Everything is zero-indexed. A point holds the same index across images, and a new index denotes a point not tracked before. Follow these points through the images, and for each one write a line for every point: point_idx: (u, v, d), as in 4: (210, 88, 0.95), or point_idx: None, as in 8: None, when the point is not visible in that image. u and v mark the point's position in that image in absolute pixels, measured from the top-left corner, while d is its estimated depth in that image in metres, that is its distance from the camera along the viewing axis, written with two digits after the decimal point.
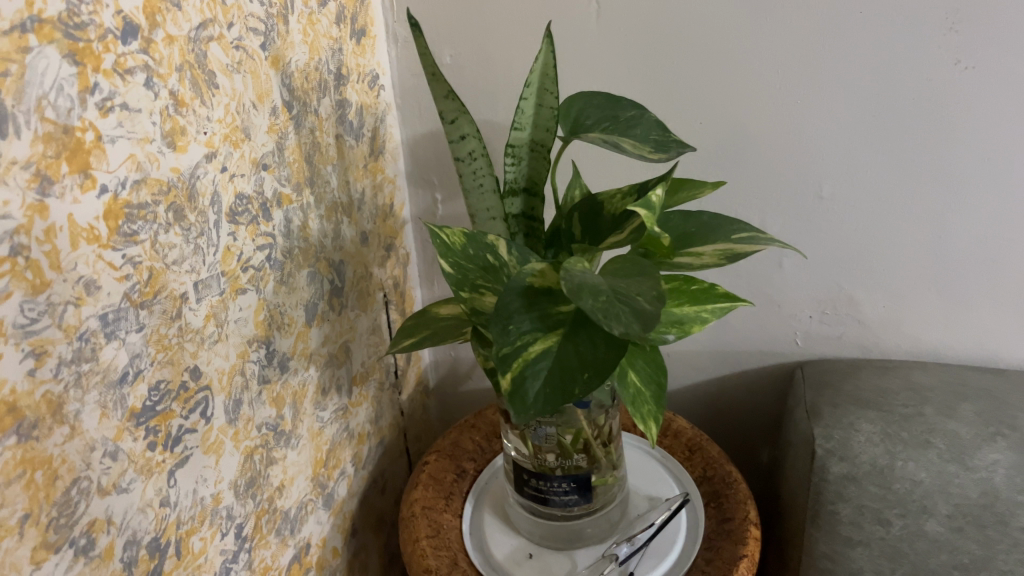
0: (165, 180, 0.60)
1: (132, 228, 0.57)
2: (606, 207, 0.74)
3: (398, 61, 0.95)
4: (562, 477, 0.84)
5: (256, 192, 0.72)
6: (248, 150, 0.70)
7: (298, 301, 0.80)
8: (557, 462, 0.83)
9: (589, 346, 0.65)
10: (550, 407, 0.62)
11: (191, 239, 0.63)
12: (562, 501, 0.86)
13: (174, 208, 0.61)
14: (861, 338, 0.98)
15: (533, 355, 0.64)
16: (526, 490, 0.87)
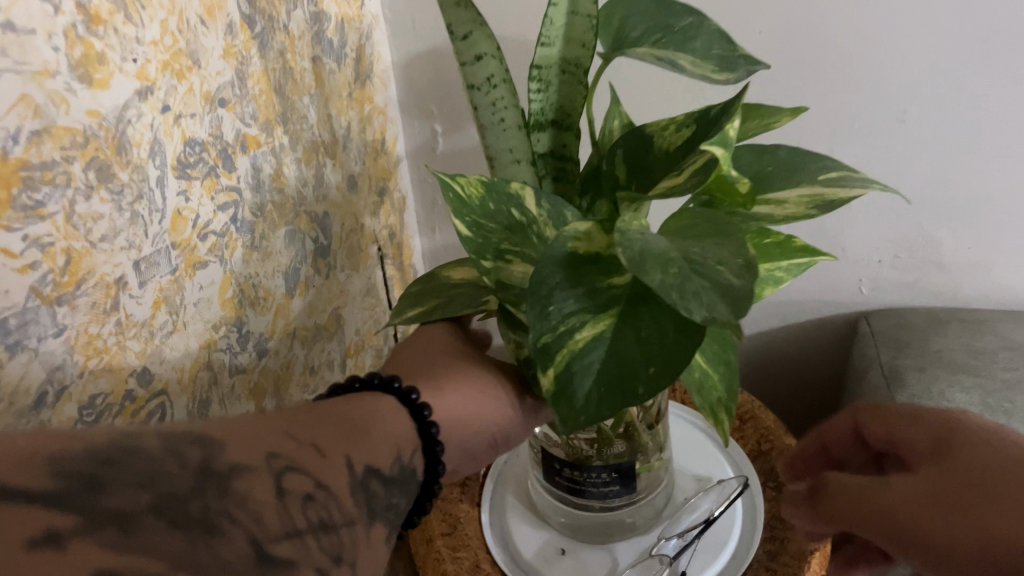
0: (79, 129, 0.44)
1: (35, 198, 0.41)
2: (656, 141, 0.57)
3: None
4: (602, 467, 0.70)
5: (212, 135, 0.55)
6: (198, 78, 0.53)
7: (275, 268, 0.65)
8: (594, 450, 0.69)
9: (654, 330, 0.49)
10: (604, 414, 0.48)
11: (126, 206, 0.48)
12: (601, 493, 0.72)
13: (96, 166, 0.45)
14: (940, 284, 0.84)
15: (582, 344, 0.49)
16: (559, 481, 0.73)
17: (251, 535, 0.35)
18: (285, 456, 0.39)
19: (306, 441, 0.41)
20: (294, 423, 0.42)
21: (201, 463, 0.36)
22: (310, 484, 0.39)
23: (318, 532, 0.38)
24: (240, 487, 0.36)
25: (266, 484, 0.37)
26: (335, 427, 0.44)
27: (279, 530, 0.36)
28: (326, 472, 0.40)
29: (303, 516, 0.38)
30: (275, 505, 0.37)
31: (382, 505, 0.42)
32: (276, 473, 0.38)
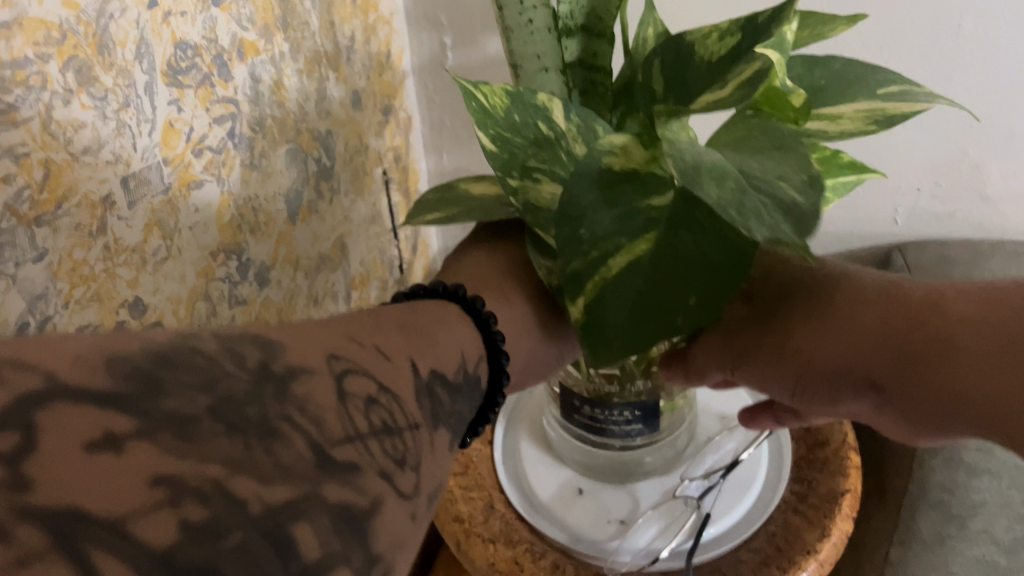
0: (55, 22, 0.38)
1: (6, 101, 0.36)
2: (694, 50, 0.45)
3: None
4: (623, 404, 0.66)
5: (207, 34, 0.49)
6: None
7: (277, 190, 0.60)
8: (616, 387, 0.65)
9: (703, 250, 0.40)
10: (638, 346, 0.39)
11: (110, 114, 0.42)
12: (622, 432, 0.68)
13: (75, 67, 0.39)
14: (980, 212, 0.79)
15: (616, 273, 0.40)
16: (578, 419, 0.69)
17: (310, 436, 0.29)
18: (345, 358, 0.34)
19: (368, 343, 0.36)
20: (353, 325, 0.37)
21: (259, 363, 0.30)
22: (373, 387, 0.33)
23: (382, 437, 0.32)
24: (307, 390, 0.30)
25: (330, 388, 0.31)
26: (397, 334, 0.39)
27: (348, 433, 0.30)
28: (388, 376, 0.35)
29: (368, 415, 0.32)
30: (337, 403, 0.31)
31: (444, 410, 0.37)
32: (337, 373, 0.32)
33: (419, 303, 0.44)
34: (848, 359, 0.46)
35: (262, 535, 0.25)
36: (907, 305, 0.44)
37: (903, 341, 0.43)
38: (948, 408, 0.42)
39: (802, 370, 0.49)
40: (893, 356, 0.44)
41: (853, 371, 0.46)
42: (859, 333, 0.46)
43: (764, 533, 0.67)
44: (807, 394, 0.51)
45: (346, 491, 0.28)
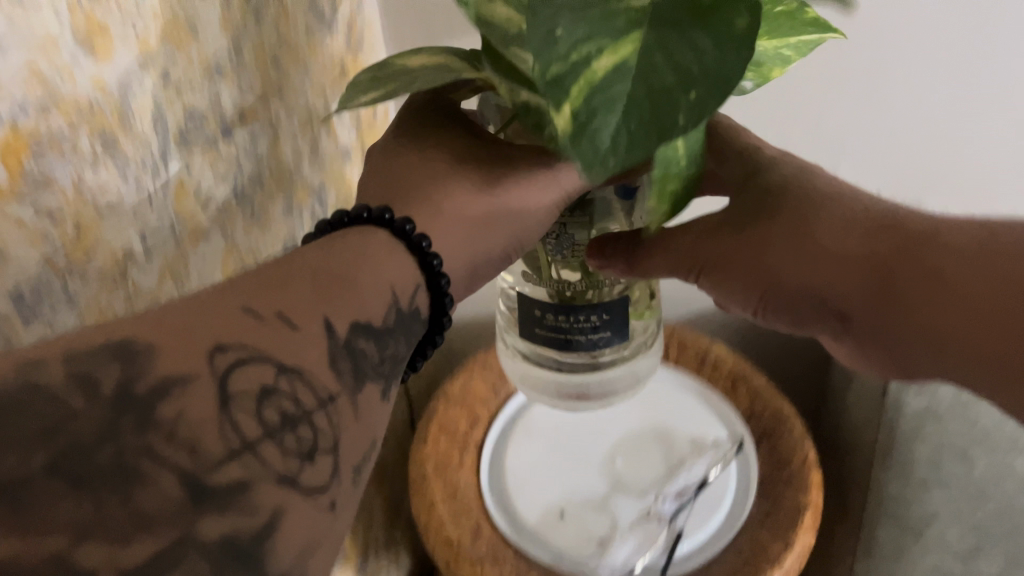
0: (85, 97, 0.43)
1: (43, 168, 0.41)
2: None
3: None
4: (591, 306, 0.58)
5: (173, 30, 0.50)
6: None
7: (273, 239, 0.66)
8: (584, 284, 0.58)
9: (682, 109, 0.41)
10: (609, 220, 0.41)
11: (131, 177, 0.48)
12: (591, 343, 0.60)
13: (103, 137, 0.45)
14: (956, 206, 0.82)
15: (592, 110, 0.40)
16: (540, 335, 0.60)
17: (189, 472, 0.30)
18: (230, 346, 0.33)
19: (270, 311, 0.36)
20: (244, 287, 0.36)
21: (117, 389, 0.30)
22: (268, 372, 0.34)
23: (265, 443, 0.32)
24: (186, 423, 0.31)
25: (206, 415, 0.32)
26: (308, 284, 0.37)
27: (224, 453, 0.31)
28: (292, 350, 0.35)
29: (248, 424, 0.32)
30: (219, 421, 0.31)
31: (372, 364, 0.38)
32: (221, 373, 0.32)
33: (349, 234, 0.42)
34: (834, 286, 0.49)
35: None
36: (890, 228, 0.49)
37: (879, 262, 0.48)
38: (918, 330, 0.47)
39: (767, 286, 0.52)
40: (880, 279, 0.48)
41: (829, 297, 0.50)
42: (841, 258, 0.49)
43: (731, 548, 0.73)
44: (771, 308, 0.53)
45: (242, 526, 0.30)
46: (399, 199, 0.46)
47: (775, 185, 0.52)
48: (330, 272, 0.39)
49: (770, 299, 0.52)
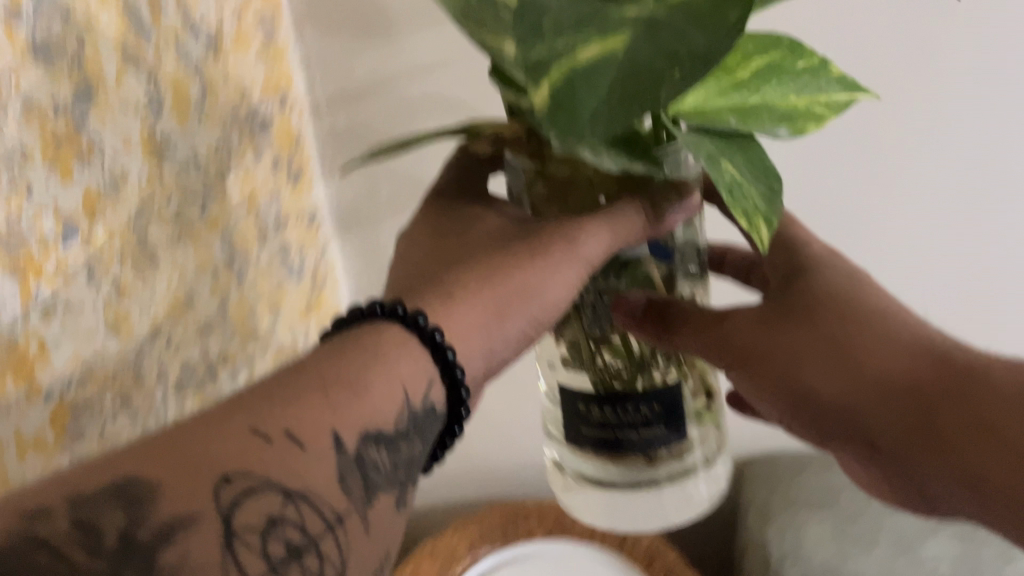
0: (117, 361, 0.41)
1: (78, 440, 0.39)
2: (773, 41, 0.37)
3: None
4: (645, 398, 0.41)
5: (212, 151, 0.46)
6: (169, 12, 0.42)
7: None
8: (622, 373, 0.41)
9: (799, 78, 0.37)
10: (705, 91, 0.37)
11: (139, 422, 0.44)
12: (646, 446, 0.42)
13: (122, 392, 0.42)
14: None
15: (715, 101, 0.37)
16: (585, 432, 0.42)
17: (301, 480, 0.23)
18: (242, 471, 0.22)
19: (276, 430, 0.24)
20: (249, 401, 0.25)
21: (121, 541, 0.20)
22: (278, 498, 0.23)
23: (429, 421, 0.29)
24: (249, 508, 0.22)
25: (275, 482, 0.23)
26: (318, 387, 0.26)
27: (360, 500, 0.25)
28: (302, 472, 0.24)
29: (411, 425, 0.28)
30: (335, 464, 0.25)
31: (402, 458, 0.27)
32: (227, 506, 0.22)
33: (535, 227, 0.37)
34: (872, 418, 0.40)
35: None
36: (933, 358, 0.39)
37: (923, 396, 0.39)
38: (950, 470, 0.38)
39: (816, 406, 0.41)
40: (911, 421, 0.39)
41: (861, 427, 0.40)
42: (897, 383, 0.39)
43: None
44: (809, 427, 0.42)
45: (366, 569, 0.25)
46: (415, 289, 0.36)
47: (807, 279, 0.42)
48: (333, 377, 0.26)
49: (812, 426, 0.42)
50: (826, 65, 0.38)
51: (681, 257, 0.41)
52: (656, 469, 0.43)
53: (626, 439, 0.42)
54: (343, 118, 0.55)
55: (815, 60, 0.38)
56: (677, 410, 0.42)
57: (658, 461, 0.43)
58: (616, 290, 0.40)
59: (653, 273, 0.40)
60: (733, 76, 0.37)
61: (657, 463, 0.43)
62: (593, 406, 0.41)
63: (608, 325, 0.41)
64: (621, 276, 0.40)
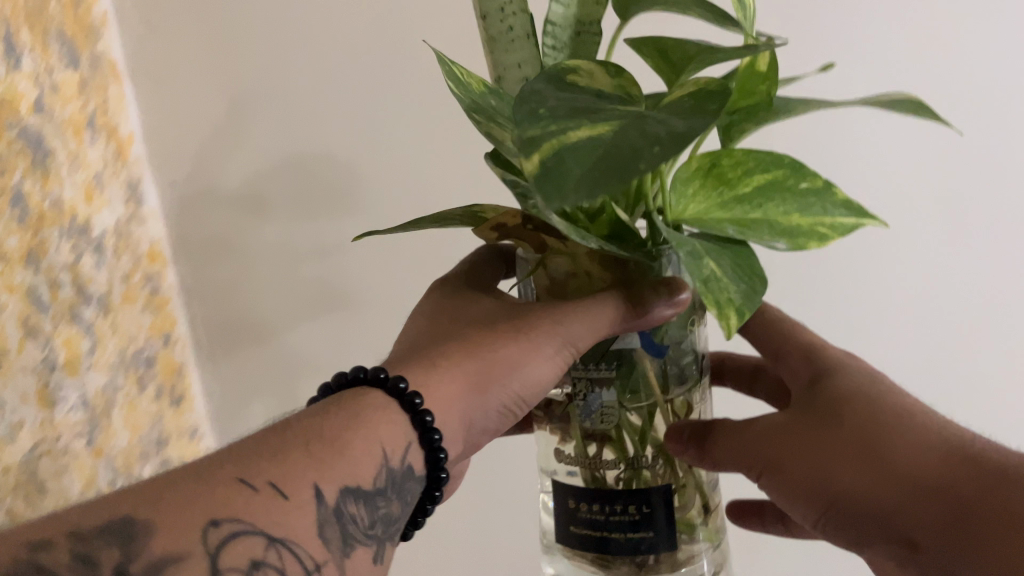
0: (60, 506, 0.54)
1: None
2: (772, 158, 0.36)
3: (138, 65, 0.59)
4: (630, 499, 0.41)
5: (99, 391, 0.58)
6: (66, 289, 0.55)
7: None
8: (616, 471, 0.41)
9: (801, 197, 0.36)
10: (706, 205, 0.39)
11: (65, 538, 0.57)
12: (631, 548, 0.41)
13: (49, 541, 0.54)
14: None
15: (718, 216, 0.38)
16: (574, 530, 0.42)
17: (283, 527, 0.24)
18: (228, 517, 0.24)
19: (262, 481, 0.25)
20: (241, 453, 0.26)
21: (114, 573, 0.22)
22: (260, 543, 0.24)
23: (409, 480, 0.30)
24: (235, 550, 0.23)
25: (259, 529, 0.24)
26: (305, 443, 0.27)
27: (338, 551, 0.26)
28: (286, 523, 0.25)
29: (388, 483, 0.29)
30: (316, 516, 0.25)
31: (380, 515, 0.28)
32: (212, 548, 0.23)
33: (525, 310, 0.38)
34: (903, 523, 0.39)
35: None
36: (965, 457, 0.39)
37: (962, 498, 0.38)
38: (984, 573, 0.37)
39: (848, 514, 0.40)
40: (941, 522, 0.38)
41: (892, 532, 0.39)
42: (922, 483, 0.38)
43: None
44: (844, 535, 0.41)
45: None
46: (404, 359, 0.39)
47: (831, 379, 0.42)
48: (317, 434, 0.28)
49: (848, 536, 0.41)
50: (832, 187, 0.36)
51: (675, 354, 0.41)
52: (647, 574, 0.42)
53: (613, 541, 0.41)
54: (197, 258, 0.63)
55: (820, 180, 0.36)
56: (666, 517, 0.41)
57: (646, 565, 0.42)
58: (609, 382, 0.40)
59: (647, 373, 0.40)
60: (733, 189, 0.38)
61: (648, 567, 0.42)
62: (581, 502, 0.42)
63: (599, 420, 0.40)
64: (612, 366, 0.40)
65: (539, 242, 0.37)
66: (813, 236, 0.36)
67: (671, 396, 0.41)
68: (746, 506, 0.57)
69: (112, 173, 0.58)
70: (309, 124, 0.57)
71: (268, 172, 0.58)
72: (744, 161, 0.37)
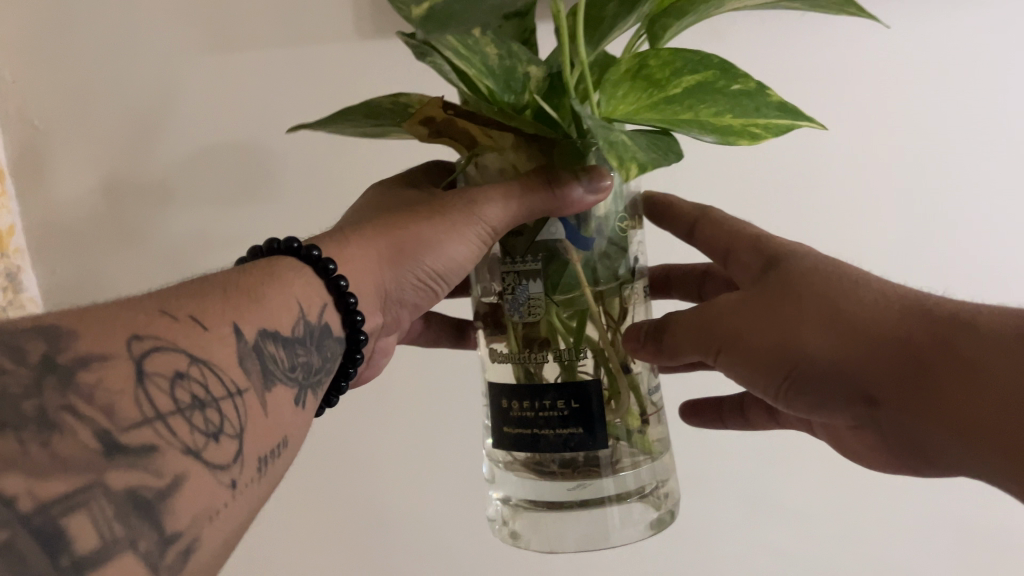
0: None
1: None
2: (706, 59, 0.39)
3: (20, 159, 0.67)
4: (559, 396, 0.41)
5: None
6: None
7: None
8: (539, 362, 0.42)
9: (729, 99, 0.39)
10: (635, 107, 0.40)
11: None
12: (562, 447, 0.42)
13: None
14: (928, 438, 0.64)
15: (647, 116, 0.39)
16: (508, 433, 0.43)
17: (202, 350, 0.29)
18: (150, 335, 0.28)
19: (183, 313, 0.30)
20: (162, 297, 0.30)
21: (44, 358, 0.25)
22: (183, 361, 0.28)
23: (325, 335, 0.36)
24: (156, 360, 0.27)
25: (181, 348, 0.28)
26: (223, 293, 0.32)
27: (258, 382, 0.31)
28: (204, 346, 0.29)
29: (307, 334, 0.34)
30: (236, 347, 0.30)
31: (296, 366, 0.33)
32: (138, 355, 0.27)
33: (450, 196, 0.43)
34: (855, 372, 0.38)
35: (36, 533, 0.21)
36: (910, 306, 0.37)
37: (908, 343, 0.36)
38: (935, 411, 0.36)
39: (802, 377, 0.39)
40: (893, 363, 0.37)
41: (848, 383, 0.38)
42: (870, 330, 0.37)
43: None
44: (805, 401, 0.40)
45: (261, 440, 0.30)
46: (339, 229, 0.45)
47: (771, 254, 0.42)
48: (238, 286, 0.33)
49: (808, 401, 0.40)
50: (763, 90, 0.39)
51: (598, 252, 0.41)
52: (582, 473, 0.42)
53: (543, 437, 0.42)
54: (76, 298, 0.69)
55: (751, 84, 0.39)
56: (597, 414, 0.41)
57: (579, 463, 0.42)
58: (535, 274, 0.41)
59: (576, 269, 0.40)
60: (664, 92, 0.39)
61: (583, 471, 0.42)
62: (513, 401, 0.43)
63: (527, 311, 0.41)
64: (537, 258, 0.41)
65: (468, 138, 0.41)
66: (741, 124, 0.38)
67: (604, 295, 0.42)
68: (702, 406, 0.59)
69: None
70: (195, 123, 0.65)
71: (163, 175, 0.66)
72: (672, 62, 0.39)
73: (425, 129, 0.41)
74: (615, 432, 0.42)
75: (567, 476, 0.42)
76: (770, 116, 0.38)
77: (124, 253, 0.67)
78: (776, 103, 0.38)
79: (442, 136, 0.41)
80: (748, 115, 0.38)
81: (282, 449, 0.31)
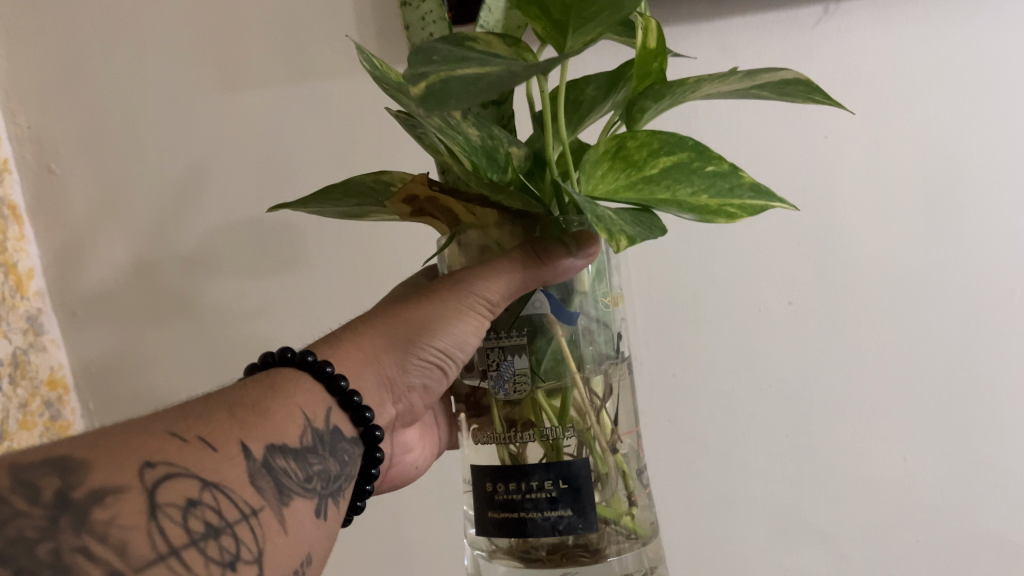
0: None
1: None
2: (683, 138, 0.36)
3: (37, 202, 0.69)
4: (545, 473, 0.39)
5: None
6: None
7: None
8: (528, 434, 0.40)
9: (705, 179, 0.36)
10: (610, 188, 0.37)
11: None
12: (550, 531, 0.39)
13: None
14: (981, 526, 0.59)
15: (624, 197, 0.37)
16: (492, 517, 0.40)
17: (213, 473, 0.28)
18: (159, 461, 0.27)
19: (192, 434, 0.29)
20: (171, 417, 0.30)
21: (61, 493, 0.25)
22: (195, 490, 0.27)
23: (336, 438, 0.35)
24: (169, 488, 0.26)
25: (192, 473, 0.27)
26: (228, 409, 0.31)
27: (272, 499, 0.29)
28: (213, 467, 0.28)
29: (317, 441, 0.33)
30: (245, 467, 0.29)
31: (307, 474, 0.32)
32: (150, 488, 0.26)
33: (448, 280, 0.42)
34: None
35: None
36: None
37: None
38: None
39: None
40: None
41: None
42: None
43: None
44: None
45: (280, 562, 0.29)
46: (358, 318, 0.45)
47: None
48: (240, 401, 0.32)
49: None
50: (737, 171, 0.36)
51: (585, 326, 0.41)
52: (570, 559, 0.40)
53: (531, 521, 0.39)
54: (87, 347, 0.70)
55: (724, 164, 0.36)
56: (586, 493, 0.39)
57: (567, 547, 0.40)
58: (520, 349, 0.40)
59: (559, 342, 0.40)
60: (641, 172, 0.37)
61: (573, 556, 0.40)
62: (496, 484, 0.40)
63: (512, 387, 0.40)
64: (522, 333, 0.40)
65: (451, 216, 0.40)
66: (713, 206, 0.36)
67: (589, 370, 0.41)
68: None
69: (12, 308, 0.65)
70: (199, 182, 0.66)
71: (174, 229, 0.67)
72: (650, 142, 0.36)
73: (408, 206, 0.40)
74: (607, 514, 0.40)
75: (555, 564, 0.40)
76: (742, 198, 0.36)
77: (140, 284, 0.68)
78: (751, 183, 0.36)
79: (425, 214, 0.40)
80: (722, 195, 0.36)
81: (304, 568, 0.30)
